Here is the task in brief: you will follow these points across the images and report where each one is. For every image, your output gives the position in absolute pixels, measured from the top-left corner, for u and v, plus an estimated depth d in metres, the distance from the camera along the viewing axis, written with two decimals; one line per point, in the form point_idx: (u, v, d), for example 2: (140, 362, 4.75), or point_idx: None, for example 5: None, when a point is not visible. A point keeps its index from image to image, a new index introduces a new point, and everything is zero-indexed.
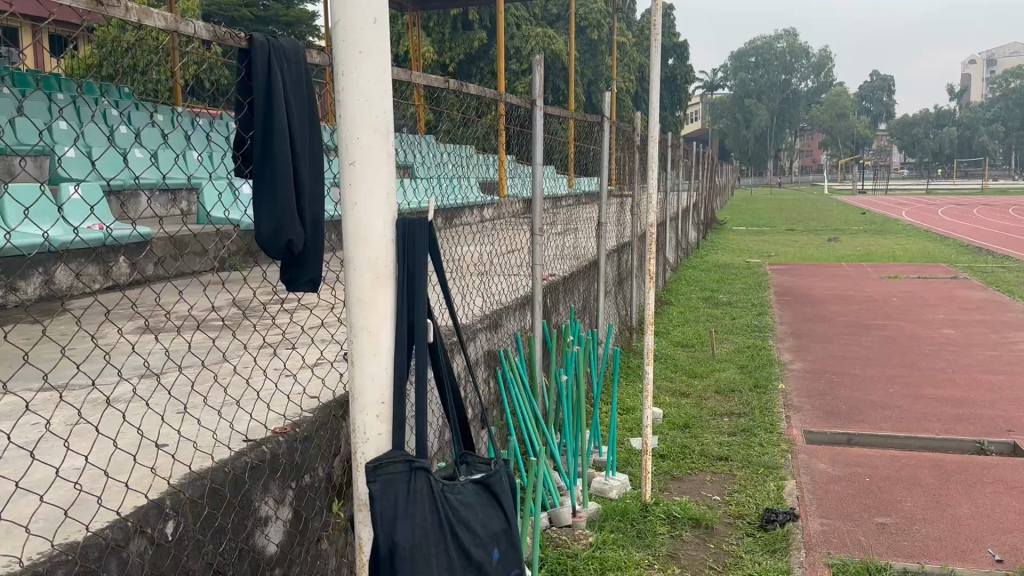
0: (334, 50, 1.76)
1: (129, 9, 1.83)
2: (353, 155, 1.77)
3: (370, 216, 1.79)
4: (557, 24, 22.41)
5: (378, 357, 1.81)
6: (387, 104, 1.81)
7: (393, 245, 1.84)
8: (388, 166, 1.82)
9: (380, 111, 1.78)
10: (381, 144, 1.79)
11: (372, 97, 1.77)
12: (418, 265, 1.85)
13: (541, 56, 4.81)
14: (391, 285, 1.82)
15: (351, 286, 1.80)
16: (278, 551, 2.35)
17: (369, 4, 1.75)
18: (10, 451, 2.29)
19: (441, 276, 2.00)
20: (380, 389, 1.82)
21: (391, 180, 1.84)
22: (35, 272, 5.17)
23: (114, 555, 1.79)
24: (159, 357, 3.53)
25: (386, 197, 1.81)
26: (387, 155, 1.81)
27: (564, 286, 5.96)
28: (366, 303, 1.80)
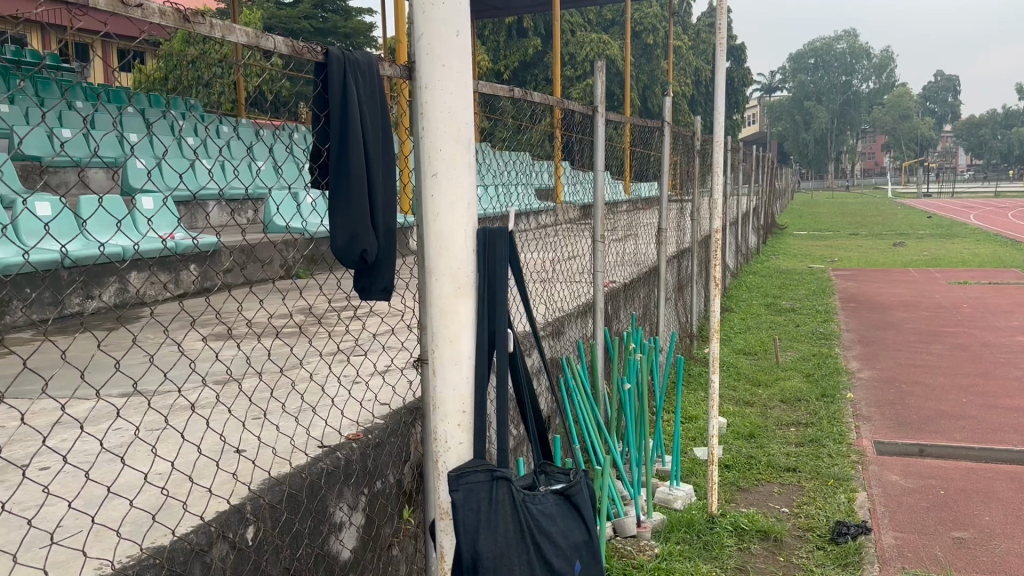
0: (418, 64, 1.79)
1: (214, 26, 1.86)
2: (435, 167, 1.78)
3: (452, 226, 1.80)
4: (613, 29, 22.29)
5: (458, 368, 1.82)
6: (469, 115, 1.82)
7: (475, 254, 1.84)
8: (470, 177, 1.83)
9: (463, 122, 1.79)
10: (462, 155, 1.80)
11: (454, 109, 1.78)
12: (498, 276, 1.86)
13: (603, 62, 4.77)
14: (471, 295, 1.83)
15: (433, 296, 1.81)
16: (351, 557, 2.39)
17: (451, 17, 1.77)
18: (100, 456, 2.37)
19: (521, 286, 2.00)
20: (460, 399, 1.82)
21: (472, 191, 1.84)
22: (112, 281, 5.34)
23: (198, 559, 1.83)
24: (235, 365, 3.61)
25: (467, 208, 1.82)
26: (469, 167, 1.82)
27: (624, 293, 5.91)
28: (447, 313, 1.81)
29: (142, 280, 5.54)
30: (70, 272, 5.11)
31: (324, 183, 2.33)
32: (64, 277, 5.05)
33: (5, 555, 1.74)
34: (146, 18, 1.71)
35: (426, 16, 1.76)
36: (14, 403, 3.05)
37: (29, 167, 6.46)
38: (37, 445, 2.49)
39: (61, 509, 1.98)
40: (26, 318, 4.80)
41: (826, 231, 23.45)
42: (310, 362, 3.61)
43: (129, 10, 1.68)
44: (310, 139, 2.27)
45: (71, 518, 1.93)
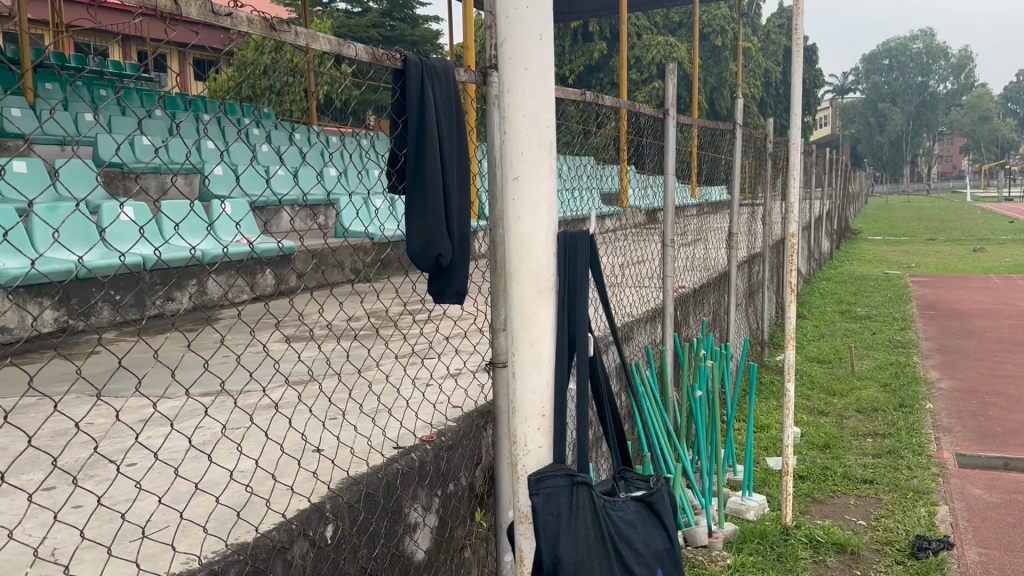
0: (500, 67, 1.80)
1: (299, 35, 1.90)
2: (517, 170, 1.79)
3: (532, 231, 1.80)
4: (679, 32, 22.08)
5: (538, 372, 1.82)
6: (551, 119, 1.82)
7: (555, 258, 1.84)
8: (552, 180, 1.82)
9: (545, 126, 1.79)
10: (543, 159, 1.80)
11: (536, 113, 1.78)
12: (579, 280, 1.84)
13: (674, 64, 4.71)
14: (552, 299, 1.83)
15: (514, 299, 1.81)
16: (425, 558, 2.41)
17: (534, 20, 1.77)
18: (187, 452, 2.45)
19: (601, 291, 2.00)
20: (540, 402, 1.82)
21: (553, 195, 1.84)
22: (191, 284, 5.50)
23: (280, 556, 1.87)
24: (312, 367, 3.69)
25: (549, 211, 1.82)
26: (551, 171, 1.82)
27: (694, 298, 5.83)
28: (527, 317, 1.81)
29: (220, 283, 5.69)
30: (152, 275, 5.28)
31: (401, 188, 2.36)
32: (146, 280, 5.22)
33: (99, 547, 1.79)
34: (236, 27, 1.74)
35: (511, 20, 1.77)
36: (103, 402, 3.17)
37: (112, 173, 6.71)
38: (124, 442, 2.58)
39: (151, 505, 2.04)
40: (111, 319, 4.98)
41: (903, 236, 22.79)
42: (383, 364, 3.67)
43: (220, 20, 1.71)
44: (387, 145, 2.30)
45: (159, 514, 1.99)
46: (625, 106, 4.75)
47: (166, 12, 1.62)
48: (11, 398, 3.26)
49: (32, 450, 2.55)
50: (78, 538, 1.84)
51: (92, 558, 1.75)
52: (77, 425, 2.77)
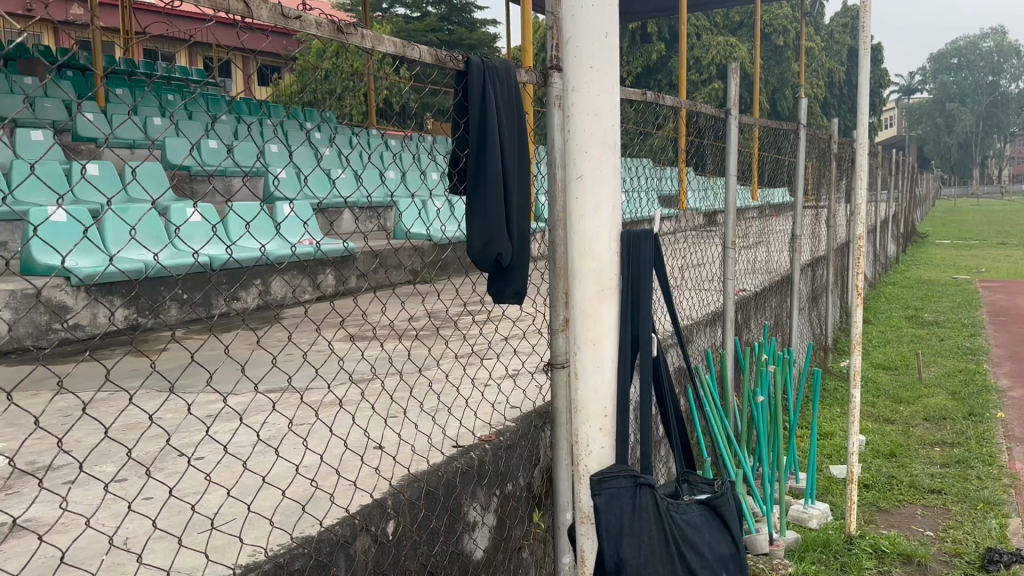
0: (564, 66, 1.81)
1: (365, 37, 1.92)
2: (581, 169, 1.79)
3: (595, 229, 1.79)
4: (740, 32, 21.81)
5: (601, 370, 1.81)
6: (615, 118, 1.81)
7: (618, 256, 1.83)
8: (617, 179, 1.82)
9: (609, 125, 1.79)
10: (607, 157, 1.79)
11: (600, 112, 1.78)
12: (642, 279, 1.84)
13: (736, 64, 4.64)
14: (615, 298, 1.82)
15: (577, 298, 1.81)
16: (484, 557, 2.43)
17: (600, 18, 1.77)
18: (255, 446, 2.51)
19: (665, 291, 1.98)
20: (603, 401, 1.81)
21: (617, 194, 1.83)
22: (255, 283, 5.62)
23: (343, 550, 1.90)
24: (373, 365, 3.73)
25: (612, 210, 1.81)
26: (615, 170, 1.81)
27: (755, 301, 5.73)
28: (590, 316, 1.81)
29: (283, 283, 5.80)
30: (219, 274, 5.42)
31: (463, 189, 2.37)
32: (212, 280, 5.35)
33: (169, 537, 1.84)
34: (304, 30, 1.76)
35: (576, 19, 1.77)
36: (174, 397, 3.26)
37: (179, 175, 6.90)
38: (194, 435, 2.65)
39: (220, 497, 2.09)
40: (178, 317, 5.12)
41: (973, 240, 22.11)
42: (443, 364, 3.70)
43: (290, 23, 1.74)
44: (449, 146, 2.33)
45: (228, 506, 2.04)
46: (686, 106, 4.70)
47: (238, 15, 1.64)
48: (86, 392, 3.38)
49: (107, 442, 2.63)
50: (150, 527, 1.89)
51: (163, 548, 1.79)
52: (150, 419, 2.85)
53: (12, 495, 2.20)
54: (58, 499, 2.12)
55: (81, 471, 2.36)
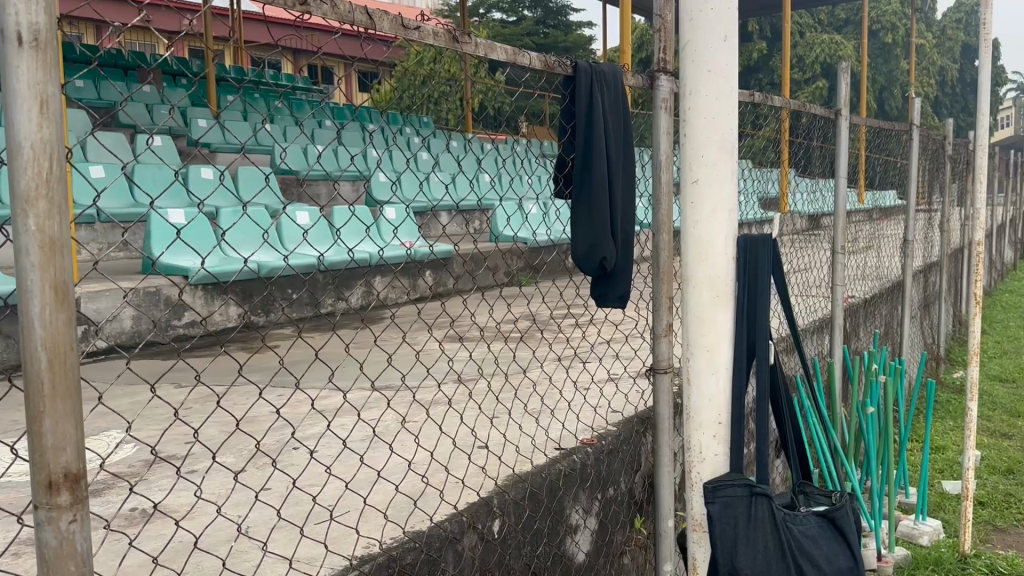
0: (682, 69, 1.79)
1: (478, 46, 1.98)
2: (697, 173, 1.77)
3: (712, 233, 1.77)
4: (846, 29, 21.12)
5: (717, 377, 1.78)
6: (734, 123, 1.79)
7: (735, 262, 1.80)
8: (735, 184, 1.79)
9: (727, 128, 1.76)
10: (725, 161, 1.77)
11: (719, 115, 1.76)
12: (759, 285, 1.80)
13: (847, 62, 4.49)
14: (731, 304, 1.79)
15: (692, 304, 1.79)
16: (586, 560, 2.45)
17: (720, 22, 1.74)
18: (368, 441, 2.59)
19: (783, 298, 1.94)
20: (717, 408, 1.79)
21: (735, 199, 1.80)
22: (359, 283, 5.78)
23: (452, 546, 1.95)
24: (475, 367, 3.79)
25: (729, 215, 1.78)
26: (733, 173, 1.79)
27: (864, 308, 5.54)
28: (706, 322, 1.78)
29: (384, 283, 5.95)
30: (325, 274, 5.60)
31: (568, 193, 2.38)
32: (318, 280, 5.53)
33: (290, 527, 1.91)
34: (423, 39, 1.82)
35: (694, 23, 1.76)
36: (291, 392, 3.41)
37: (287, 180, 7.17)
38: (310, 430, 2.76)
39: (337, 490, 2.17)
40: (287, 315, 5.32)
41: None
42: (544, 366, 3.72)
43: (409, 33, 1.79)
44: (555, 150, 2.34)
45: (344, 498, 2.11)
46: (793, 109, 4.58)
47: (362, 27, 1.70)
48: (220, 386, 3.56)
49: (233, 433, 2.77)
50: (275, 516, 1.98)
51: (284, 537, 1.87)
52: (266, 413, 2.98)
53: (148, 481, 2.34)
54: (190, 487, 2.24)
55: (210, 461, 2.49)
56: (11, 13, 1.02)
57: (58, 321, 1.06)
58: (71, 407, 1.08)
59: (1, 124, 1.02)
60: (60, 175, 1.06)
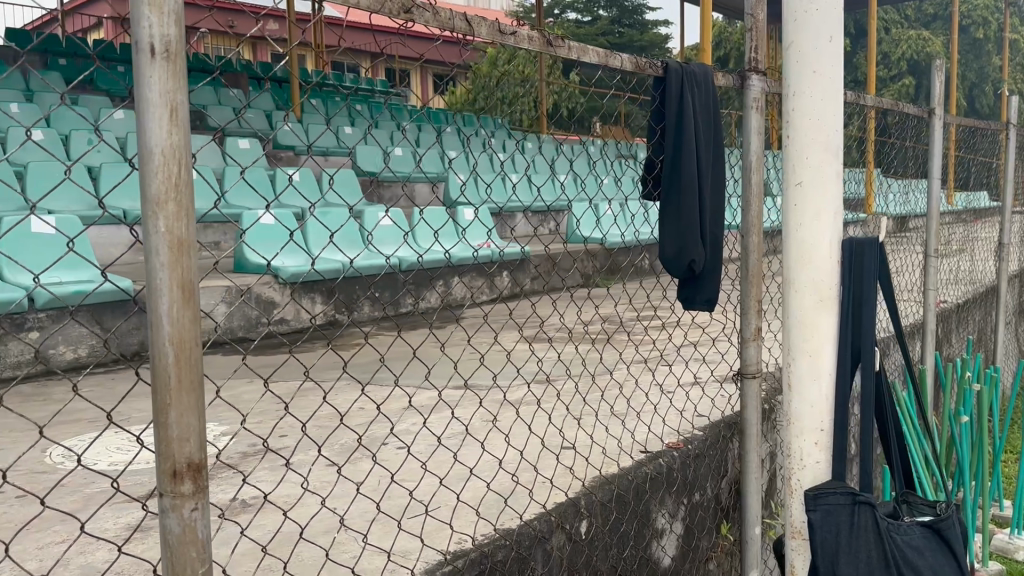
0: (786, 70, 1.77)
1: (571, 48, 1.98)
2: (801, 175, 1.74)
3: (816, 236, 1.74)
4: (935, 25, 20.42)
5: (820, 383, 1.75)
6: (840, 123, 1.75)
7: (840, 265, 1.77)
8: (839, 186, 1.75)
9: (833, 129, 1.73)
10: (830, 163, 1.74)
11: (823, 116, 1.73)
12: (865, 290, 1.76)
13: (942, 59, 4.33)
14: (835, 309, 1.75)
15: (794, 307, 1.76)
16: (671, 564, 2.43)
17: (827, 22, 1.71)
18: (462, 439, 2.63)
19: (889, 303, 1.88)
20: (819, 415, 1.76)
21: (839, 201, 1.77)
22: (438, 284, 5.86)
23: (541, 545, 1.97)
24: (553, 368, 3.80)
25: (834, 218, 1.75)
26: (838, 175, 1.75)
27: (957, 313, 5.34)
28: (809, 327, 1.75)
29: (462, 284, 6.01)
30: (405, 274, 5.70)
31: (657, 194, 2.37)
32: (399, 280, 5.63)
33: (389, 520, 1.96)
34: (518, 44, 1.83)
35: (798, 23, 1.73)
36: (384, 389, 3.48)
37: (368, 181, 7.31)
38: (405, 427, 2.82)
39: (431, 486, 2.21)
40: (370, 314, 5.43)
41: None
42: (625, 369, 3.71)
43: (506, 39, 1.80)
44: (644, 151, 2.33)
45: (438, 494, 2.15)
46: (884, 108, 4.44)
47: (461, 33, 1.72)
48: (328, 382, 3.66)
49: (336, 428, 2.86)
50: (374, 509, 2.03)
51: (383, 530, 1.92)
52: (353, 411, 3.06)
53: (260, 471, 2.43)
54: (297, 479, 2.32)
55: (315, 454, 2.57)
56: (145, 25, 1.07)
57: (185, 317, 1.11)
58: (195, 401, 1.13)
59: (135, 129, 1.08)
60: (188, 179, 1.11)
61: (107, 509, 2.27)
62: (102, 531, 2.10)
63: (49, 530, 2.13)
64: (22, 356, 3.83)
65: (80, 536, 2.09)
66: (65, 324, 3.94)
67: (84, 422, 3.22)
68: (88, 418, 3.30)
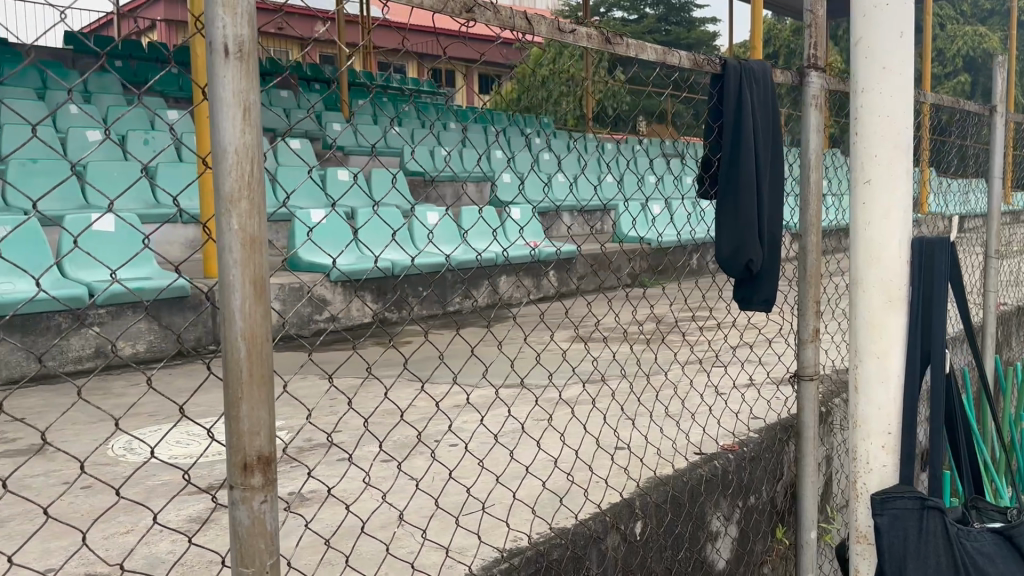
0: (857, 66, 1.73)
1: (629, 46, 1.98)
2: (870, 173, 1.71)
3: (885, 236, 1.70)
4: (992, 20, 19.89)
5: (888, 386, 1.72)
6: (911, 120, 1.71)
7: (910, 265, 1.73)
8: (910, 185, 1.71)
9: (904, 126, 1.69)
10: (900, 160, 1.70)
11: (894, 113, 1.69)
12: (937, 292, 1.72)
13: (1005, 54, 4.20)
14: (904, 310, 1.71)
15: (862, 308, 1.73)
16: (726, 567, 2.41)
17: (897, 18, 1.68)
18: (516, 437, 2.63)
19: (959, 305, 1.83)
20: (887, 418, 1.72)
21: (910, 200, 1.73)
22: (485, 283, 5.87)
23: (596, 545, 1.96)
24: (601, 368, 3.79)
25: (905, 217, 1.71)
26: (909, 174, 1.71)
27: (1017, 316, 5.19)
28: (877, 328, 1.72)
29: (510, 283, 6.02)
30: (453, 273, 5.73)
31: (713, 193, 2.34)
32: (447, 278, 5.66)
33: (447, 517, 1.97)
34: (577, 42, 1.83)
35: (868, 19, 1.70)
36: (440, 387, 3.51)
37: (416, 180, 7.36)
38: (463, 424, 2.83)
39: (488, 483, 2.21)
40: (420, 313, 5.47)
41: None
42: (675, 371, 3.68)
43: (565, 37, 1.80)
44: (701, 150, 2.30)
45: (494, 492, 2.15)
46: (943, 106, 4.33)
47: (520, 31, 1.72)
48: (385, 378, 3.70)
49: (392, 424, 2.88)
50: (431, 505, 2.05)
51: (441, 526, 1.93)
52: (406, 408, 3.08)
53: (323, 465, 2.47)
54: (360, 473, 2.35)
55: (374, 449, 2.60)
56: (219, 26, 1.09)
57: (257, 313, 1.13)
58: (265, 394, 1.15)
59: (210, 128, 1.10)
60: (260, 178, 1.13)
61: (180, 500, 2.32)
62: (176, 522, 2.15)
63: (125, 520, 2.19)
64: (83, 351, 3.93)
65: (153, 527, 2.13)
66: (123, 319, 4.05)
67: (153, 415, 3.30)
68: (154, 410, 3.38)
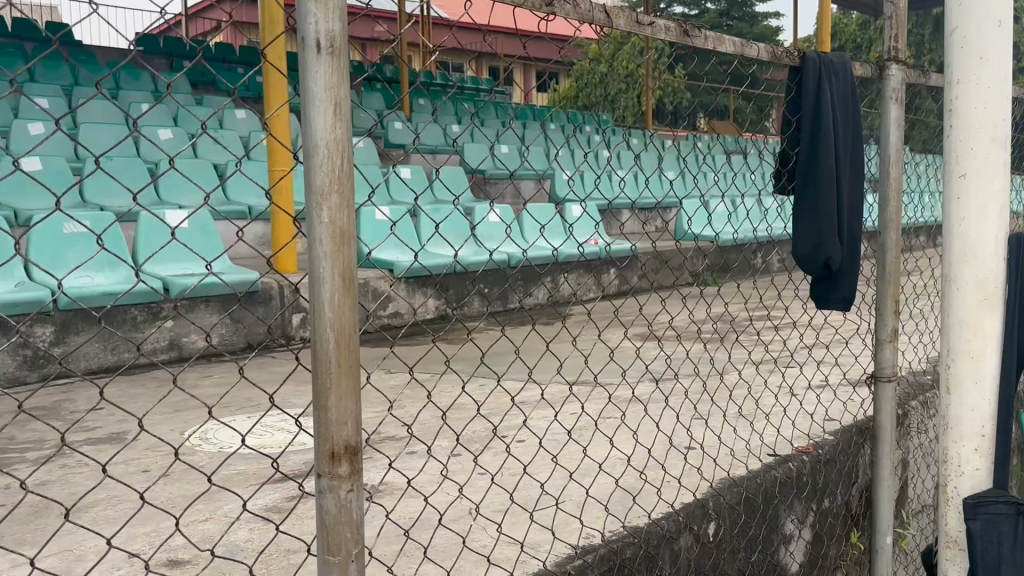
0: (952, 57, 1.68)
1: (707, 38, 1.95)
2: (964, 167, 1.66)
3: (981, 232, 1.65)
4: None
5: (981, 387, 1.66)
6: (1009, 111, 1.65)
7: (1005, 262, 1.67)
8: (1007, 179, 1.65)
9: (1001, 117, 1.63)
10: (996, 154, 1.64)
11: (991, 104, 1.64)
12: None
13: None
14: (999, 309, 1.66)
15: (955, 305, 1.67)
16: (800, 570, 2.37)
17: (995, 6, 1.62)
18: (584, 435, 2.62)
19: None
20: (980, 421, 1.66)
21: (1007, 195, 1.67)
22: (547, 281, 5.87)
23: (670, 544, 1.94)
24: (666, 368, 3.75)
25: (1001, 213, 1.65)
26: (1005, 167, 1.65)
27: None
28: (971, 328, 1.66)
29: (571, 280, 6.01)
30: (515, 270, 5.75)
31: (791, 189, 2.29)
32: (509, 275, 5.68)
33: (521, 512, 1.98)
34: (655, 34, 1.82)
35: (964, 9, 1.65)
36: (510, 383, 3.52)
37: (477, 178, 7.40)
38: (535, 420, 2.84)
39: (560, 480, 2.21)
40: (482, 310, 5.49)
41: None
42: (742, 371, 3.63)
43: (643, 29, 1.79)
44: (779, 144, 2.26)
45: (567, 488, 2.15)
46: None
47: (599, 25, 1.71)
48: (449, 376, 3.73)
49: (460, 419, 2.90)
50: (505, 500, 2.06)
51: (516, 521, 1.94)
52: (474, 404, 3.09)
53: (395, 458, 2.50)
54: (434, 467, 2.37)
55: (445, 444, 2.62)
56: (312, 21, 1.11)
57: (345, 304, 1.15)
58: (353, 386, 1.17)
59: (304, 122, 1.12)
60: (350, 172, 1.15)
61: (263, 488, 2.38)
62: (259, 509, 2.21)
63: (211, 507, 2.26)
64: (158, 344, 4.04)
65: (244, 514, 2.19)
66: (198, 311, 4.17)
67: (228, 406, 3.38)
68: (227, 400, 3.47)
